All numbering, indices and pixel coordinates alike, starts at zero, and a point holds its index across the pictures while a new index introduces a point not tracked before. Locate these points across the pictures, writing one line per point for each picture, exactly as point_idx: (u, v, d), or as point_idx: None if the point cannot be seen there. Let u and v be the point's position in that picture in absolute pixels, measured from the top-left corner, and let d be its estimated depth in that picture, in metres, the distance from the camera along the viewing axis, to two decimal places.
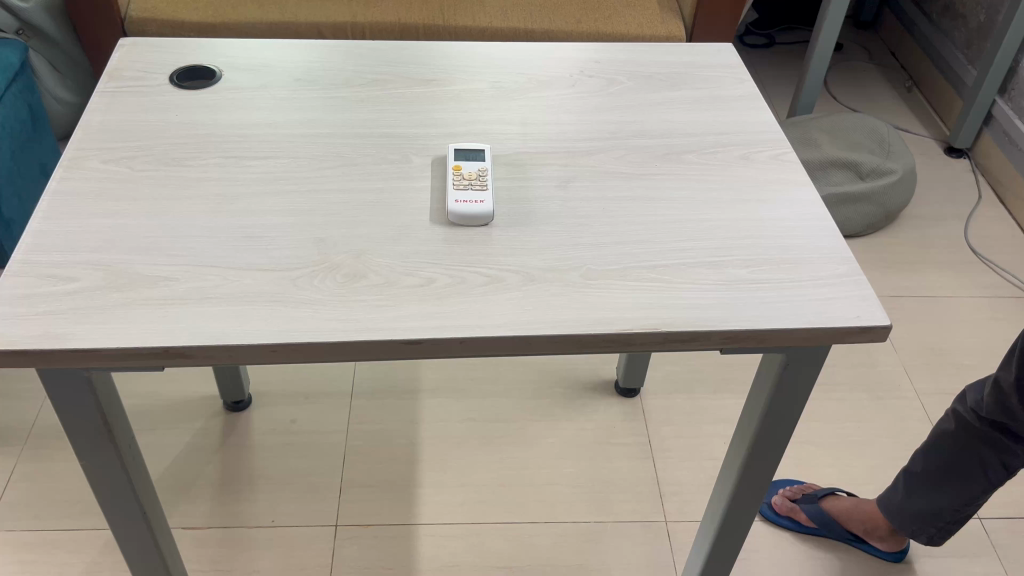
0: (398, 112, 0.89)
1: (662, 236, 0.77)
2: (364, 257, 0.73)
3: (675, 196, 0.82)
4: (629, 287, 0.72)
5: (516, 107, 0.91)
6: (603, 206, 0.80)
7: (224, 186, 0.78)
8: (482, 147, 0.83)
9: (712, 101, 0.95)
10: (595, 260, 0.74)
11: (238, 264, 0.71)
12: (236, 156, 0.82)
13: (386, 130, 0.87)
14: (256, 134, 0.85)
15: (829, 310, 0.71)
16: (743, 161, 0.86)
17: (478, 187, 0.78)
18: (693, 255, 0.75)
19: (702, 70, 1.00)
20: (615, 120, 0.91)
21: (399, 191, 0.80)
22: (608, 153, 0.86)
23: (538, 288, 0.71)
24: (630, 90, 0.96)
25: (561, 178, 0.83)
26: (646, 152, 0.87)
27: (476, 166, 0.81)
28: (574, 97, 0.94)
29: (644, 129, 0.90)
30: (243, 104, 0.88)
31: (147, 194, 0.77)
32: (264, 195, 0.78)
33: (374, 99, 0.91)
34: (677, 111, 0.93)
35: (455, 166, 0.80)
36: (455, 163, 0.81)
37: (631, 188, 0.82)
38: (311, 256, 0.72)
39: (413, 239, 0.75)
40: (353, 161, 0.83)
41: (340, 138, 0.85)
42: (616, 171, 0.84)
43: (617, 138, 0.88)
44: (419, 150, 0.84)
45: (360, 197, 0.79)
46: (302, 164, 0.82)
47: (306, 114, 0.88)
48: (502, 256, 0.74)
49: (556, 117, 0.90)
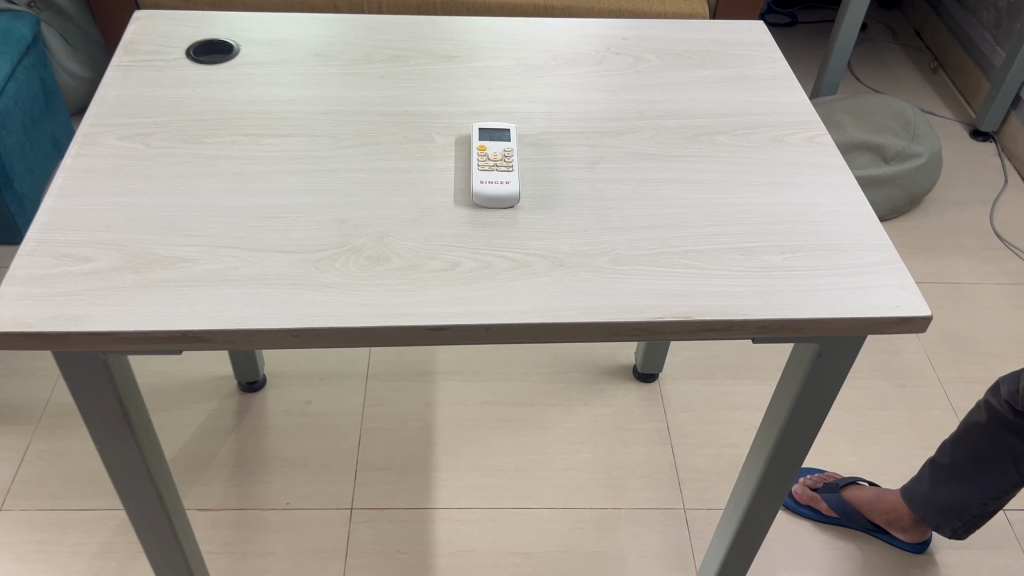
0: (420, 90, 0.87)
1: (693, 220, 0.75)
2: (387, 239, 0.70)
3: (705, 179, 0.79)
4: (660, 273, 0.69)
5: (540, 85, 0.89)
6: (631, 189, 0.78)
7: (242, 164, 0.76)
8: (508, 126, 0.80)
9: (743, 81, 0.92)
10: (624, 245, 0.72)
11: (258, 246, 0.69)
12: (254, 133, 0.80)
13: (408, 108, 0.84)
14: (275, 111, 0.82)
15: (867, 299, 0.68)
16: (776, 143, 0.83)
17: (504, 167, 0.76)
18: (725, 240, 0.73)
19: (733, 47, 0.97)
20: (643, 99, 0.88)
21: (422, 171, 0.77)
22: (636, 133, 0.84)
23: (566, 273, 0.69)
24: (658, 67, 0.92)
25: (588, 160, 0.80)
26: (676, 133, 0.84)
27: (502, 146, 0.78)
28: (601, 75, 0.91)
29: (674, 109, 0.87)
30: (261, 80, 0.86)
31: (163, 173, 0.75)
32: (284, 174, 0.76)
33: (395, 76, 0.88)
34: (706, 90, 0.90)
35: (479, 146, 0.78)
36: (479, 142, 0.78)
37: (660, 170, 0.80)
38: (332, 238, 0.70)
39: (437, 221, 0.73)
40: (374, 139, 0.80)
41: (361, 115, 0.83)
42: (645, 153, 0.82)
43: (645, 118, 0.86)
44: (442, 129, 0.82)
45: (382, 177, 0.76)
46: (322, 142, 0.79)
47: (325, 91, 0.85)
48: (528, 240, 0.72)
49: (582, 96, 0.88)
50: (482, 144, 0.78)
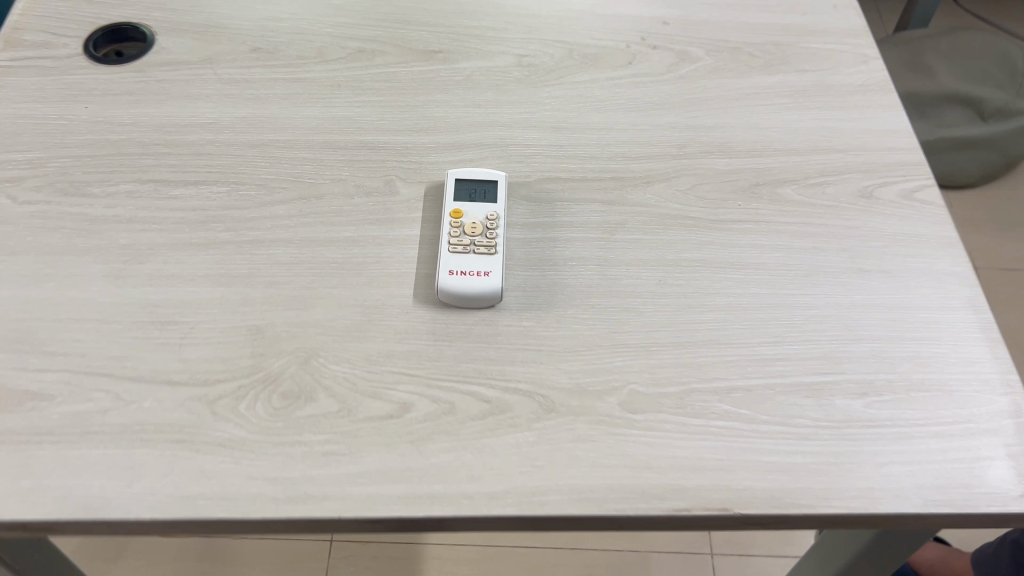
0: (385, 107, 0.65)
1: (740, 334, 0.54)
2: (314, 363, 0.52)
3: (761, 261, 0.58)
4: (688, 428, 0.50)
5: (546, 102, 0.67)
6: (659, 274, 0.57)
7: (134, 232, 0.57)
8: (495, 178, 0.60)
9: (822, 95, 0.68)
10: (642, 374, 0.52)
11: (138, 373, 0.51)
12: (156, 180, 0.60)
13: (366, 137, 0.63)
14: (188, 142, 0.62)
15: (981, 479, 0.48)
16: (862, 202, 0.61)
17: (484, 248, 0.56)
18: (783, 372, 0.52)
19: (811, 38, 0.73)
20: (684, 125, 0.65)
21: (375, 243, 0.57)
22: (671, 181, 0.62)
23: (557, 424, 0.50)
24: (707, 71, 0.69)
25: (603, 224, 0.59)
26: (725, 182, 0.62)
27: (484, 211, 0.58)
28: (630, 85, 0.68)
29: (725, 141, 0.65)
30: (175, 91, 0.65)
31: (27, 245, 0.56)
32: (188, 248, 0.56)
33: (354, 85, 0.67)
34: (771, 109, 0.67)
35: (453, 210, 0.57)
36: (453, 204, 0.58)
37: (700, 243, 0.58)
38: (240, 359, 0.52)
39: (386, 329, 0.53)
40: (316, 190, 0.60)
41: (302, 150, 0.62)
42: (682, 214, 0.60)
43: (686, 156, 0.63)
44: (408, 174, 0.61)
45: (320, 254, 0.57)
46: (246, 194, 0.59)
47: (259, 110, 0.64)
48: (509, 363, 0.52)
49: (600, 119, 0.65)
50: (458, 207, 0.58)
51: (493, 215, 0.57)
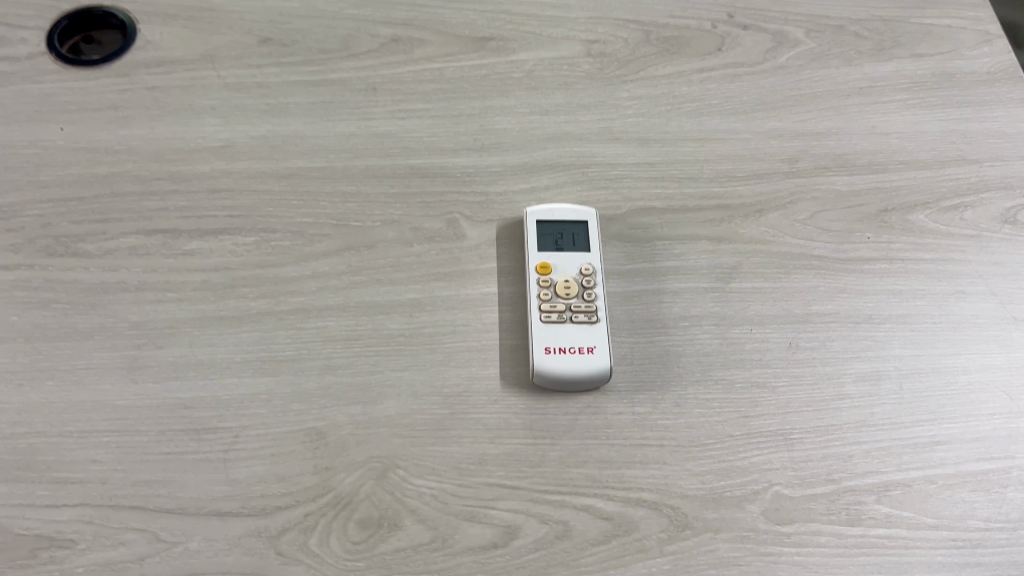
0: (435, 118, 0.54)
1: (889, 412, 0.46)
2: (394, 477, 0.42)
3: (901, 312, 0.49)
4: (846, 541, 0.42)
5: (626, 105, 0.55)
6: (788, 335, 0.48)
7: (146, 304, 0.46)
8: (586, 218, 0.49)
9: (944, 87, 0.58)
10: (784, 472, 0.44)
11: (177, 503, 0.41)
12: (165, 231, 0.48)
13: (418, 160, 0.52)
14: (198, 176, 0.50)
15: None
16: (1007, 229, 0.52)
17: (583, 316, 0.46)
18: (944, 461, 0.45)
19: (921, 12, 0.62)
20: (792, 132, 0.55)
21: (447, 307, 0.47)
22: (786, 208, 0.52)
23: (693, 547, 0.42)
24: (810, 59, 0.58)
25: (714, 269, 0.49)
26: (848, 207, 0.52)
27: (577, 263, 0.48)
28: (722, 79, 0.57)
29: (842, 152, 0.55)
30: (173, 104, 0.53)
31: (14, 327, 0.45)
32: (217, 324, 0.46)
33: (394, 89, 0.55)
34: (889, 109, 0.57)
35: (539, 265, 0.47)
36: (538, 257, 0.48)
37: (830, 291, 0.49)
38: (302, 477, 0.42)
39: (475, 425, 0.44)
40: (366, 236, 0.49)
41: (341, 181, 0.51)
42: (804, 252, 0.51)
43: (799, 174, 0.53)
44: (476, 209, 0.50)
45: (382, 323, 0.46)
46: (280, 246, 0.48)
47: (281, 128, 0.52)
48: (626, 464, 0.44)
49: (693, 127, 0.55)
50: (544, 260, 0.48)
51: (590, 271, 0.47)
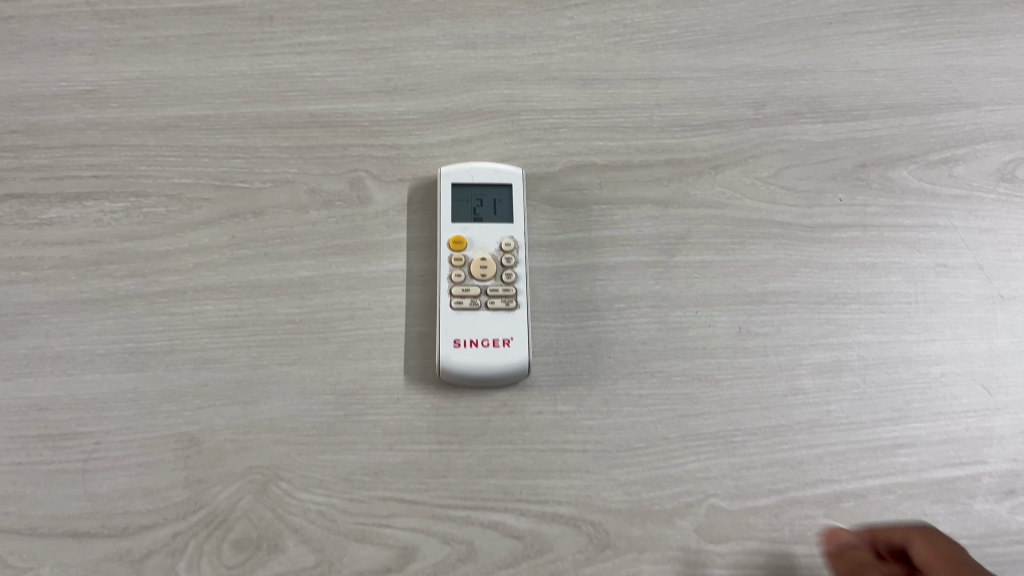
0: (342, 53, 0.46)
1: (848, 411, 0.40)
2: (276, 491, 0.37)
3: (872, 291, 0.43)
4: (788, 563, 0.37)
5: (568, 36, 0.47)
6: (739, 318, 0.41)
7: None
8: (510, 180, 0.42)
9: (943, 14, 0.50)
10: (723, 482, 0.38)
11: (28, 522, 0.36)
12: (20, 196, 0.42)
13: (319, 107, 0.44)
14: (59, 128, 0.43)
15: None
16: (1003, 188, 0.45)
17: (500, 303, 0.39)
18: (905, 467, 0.39)
19: None
20: (762, 69, 0.47)
21: (346, 287, 0.41)
22: (748, 163, 0.45)
23: (613, 569, 0.37)
24: None
25: (658, 239, 0.43)
26: (820, 162, 0.45)
27: (497, 237, 0.41)
28: (683, 3, 0.48)
29: (817, 94, 0.47)
30: (32, 38, 0.45)
31: None
32: (77, 309, 0.40)
33: (293, 16, 0.46)
34: (877, 40, 0.49)
35: (452, 239, 0.41)
36: (452, 229, 0.41)
37: (792, 266, 0.43)
38: (171, 491, 0.37)
39: (371, 430, 0.38)
40: (253, 201, 0.42)
41: (227, 133, 0.43)
42: (765, 216, 0.44)
43: (766, 121, 0.46)
44: (384, 167, 0.43)
45: (269, 307, 0.40)
46: (154, 213, 0.42)
47: (159, 67, 0.45)
48: (544, 474, 0.38)
49: (646, 63, 0.47)
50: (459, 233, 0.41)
51: (510, 248, 0.40)
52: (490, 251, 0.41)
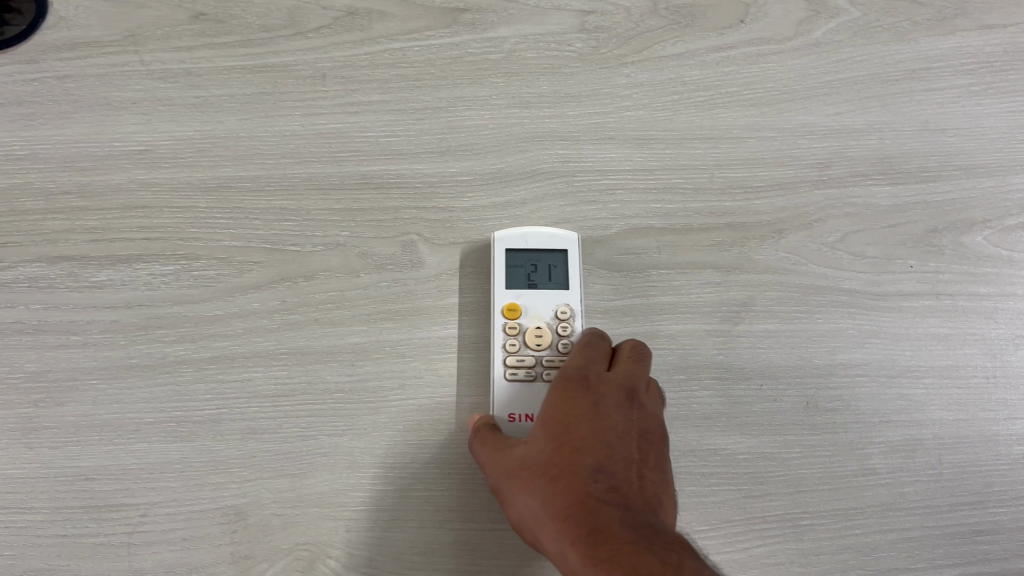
0: (394, 112, 0.45)
1: (923, 493, 0.38)
2: (324, 570, 0.36)
3: (947, 364, 0.40)
4: None
5: (625, 94, 0.46)
6: (806, 392, 0.40)
7: (46, 351, 0.39)
8: (569, 245, 0.41)
9: (1016, 70, 0.48)
10: (791, 569, 0.36)
11: None
12: (71, 258, 0.41)
13: (371, 168, 0.44)
14: (112, 189, 0.43)
15: None
16: None
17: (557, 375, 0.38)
18: (986, 556, 0.37)
19: None
20: (826, 128, 0.46)
21: (396, 355, 0.40)
22: (814, 226, 0.43)
23: None
24: (853, 33, 0.48)
25: (719, 306, 0.41)
26: (889, 226, 0.43)
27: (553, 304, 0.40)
28: (743, 60, 0.47)
29: (883, 154, 0.45)
30: (87, 98, 0.45)
31: None
32: (125, 375, 0.39)
33: (347, 75, 0.46)
34: (946, 97, 0.47)
35: (507, 307, 0.39)
36: (507, 296, 0.40)
37: (861, 336, 0.41)
38: (216, 568, 0.36)
39: (421, 506, 0.37)
40: (304, 264, 0.41)
41: (278, 194, 0.43)
42: (832, 283, 0.42)
43: (831, 183, 0.44)
44: (437, 230, 0.43)
45: (319, 373, 0.39)
46: (204, 276, 0.41)
47: (211, 127, 0.44)
48: None
49: (705, 122, 0.46)
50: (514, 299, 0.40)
51: (568, 317, 0.39)
52: (545, 319, 0.40)
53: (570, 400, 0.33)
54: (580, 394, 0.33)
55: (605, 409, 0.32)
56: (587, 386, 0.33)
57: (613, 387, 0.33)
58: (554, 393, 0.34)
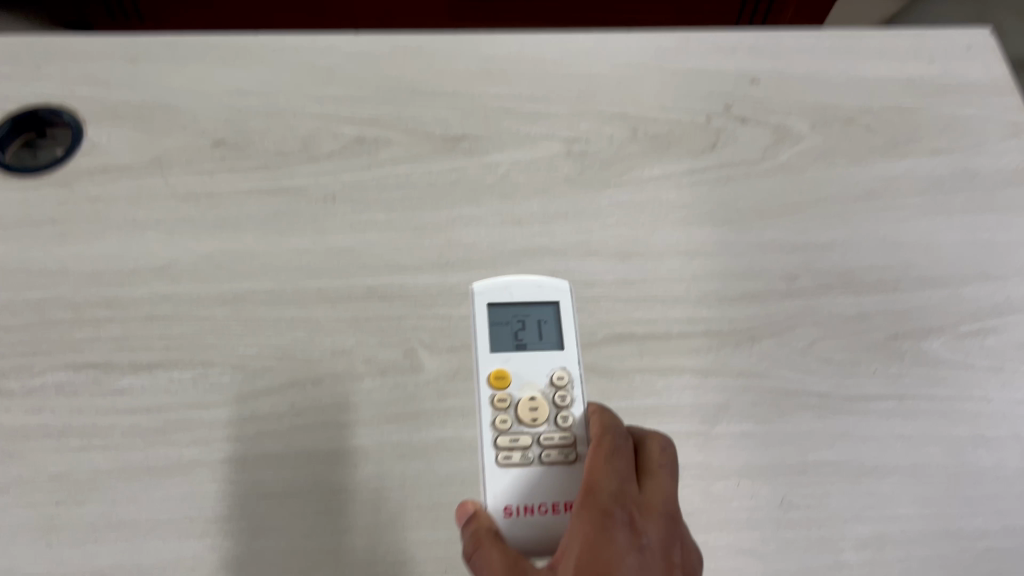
0: (398, 230, 0.49)
1: None
2: None
3: (913, 462, 0.43)
4: None
5: (608, 212, 0.51)
6: (781, 489, 0.42)
7: (69, 453, 0.42)
8: (552, 298, 0.44)
9: (964, 190, 0.53)
10: None
11: None
12: (96, 365, 0.44)
13: (375, 280, 0.48)
14: (136, 301, 0.46)
15: None
16: None
17: (553, 454, 0.39)
18: None
19: (940, 100, 0.57)
20: (793, 243, 0.50)
21: (398, 455, 0.43)
22: (784, 333, 0.47)
23: None
24: (814, 158, 0.53)
25: (699, 408, 0.44)
26: (854, 333, 0.47)
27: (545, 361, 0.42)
28: (716, 181, 0.52)
29: (846, 267, 0.49)
30: (116, 217, 0.49)
31: None
32: (142, 476, 0.41)
33: (356, 196, 0.50)
34: (901, 215, 0.52)
35: (498, 378, 0.41)
36: (496, 368, 0.41)
37: (831, 436, 0.44)
38: None
39: None
40: (312, 370, 0.45)
41: (290, 305, 0.47)
42: (802, 386, 0.45)
43: (799, 293, 0.48)
44: (436, 337, 0.46)
45: (325, 473, 0.42)
46: (219, 382, 0.44)
47: (230, 243, 0.49)
48: None
49: (682, 237, 0.50)
50: (502, 361, 0.42)
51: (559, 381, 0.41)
52: (538, 382, 0.41)
53: (612, 531, 0.33)
54: (623, 526, 0.33)
55: (646, 552, 0.33)
56: (629, 518, 0.34)
57: (651, 521, 0.34)
58: (593, 513, 0.33)
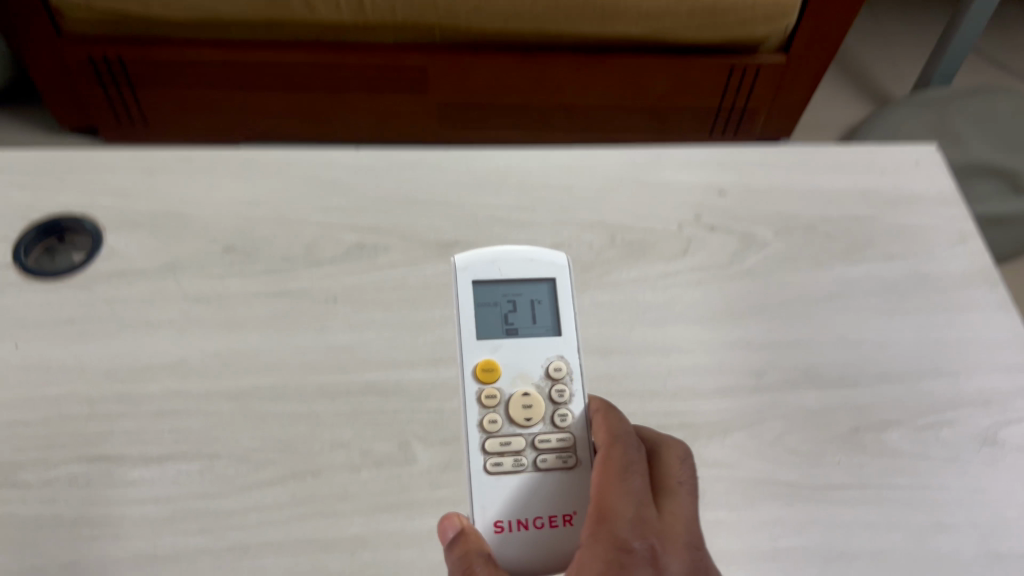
0: (394, 329, 0.53)
1: None
2: None
3: (877, 549, 0.46)
4: None
5: (589, 313, 0.54)
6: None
7: (81, 542, 0.44)
8: (537, 283, 0.51)
9: (916, 293, 0.58)
10: None
11: None
12: (108, 457, 0.47)
13: (372, 377, 0.51)
14: (147, 396, 0.49)
15: None
16: (986, 450, 0.51)
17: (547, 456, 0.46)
18: None
19: (892, 210, 0.62)
20: (760, 341, 0.54)
21: (392, 543, 0.45)
22: (754, 426, 0.50)
23: None
24: (778, 262, 0.58)
25: None
26: (819, 426, 0.50)
27: (537, 352, 0.49)
28: (688, 285, 0.56)
29: (810, 364, 0.53)
30: (132, 318, 0.53)
31: None
32: (151, 564, 0.44)
33: (355, 299, 0.54)
34: (859, 316, 0.56)
35: (488, 368, 0.48)
36: (487, 360, 0.48)
37: (800, 523, 0.47)
38: None
39: None
40: (312, 462, 0.47)
41: (292, 400, 0.50)
42: (772, 476, 0.48)
43: (767, 389, 0.52)
44: (429, 431, 0.49)
45: (323, 561, 0.44)
46: (225, 473, 0.47)
47: (237, 342, 0.52)
48: None
49: (658, 336, 0.54)
50: (491, 351, 0.49)
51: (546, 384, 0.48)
52: (529, 370, 0.49)
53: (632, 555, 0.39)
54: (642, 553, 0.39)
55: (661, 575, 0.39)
56: (649, 545, 0.40)
57: (668, 544, 0.40)
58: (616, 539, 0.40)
